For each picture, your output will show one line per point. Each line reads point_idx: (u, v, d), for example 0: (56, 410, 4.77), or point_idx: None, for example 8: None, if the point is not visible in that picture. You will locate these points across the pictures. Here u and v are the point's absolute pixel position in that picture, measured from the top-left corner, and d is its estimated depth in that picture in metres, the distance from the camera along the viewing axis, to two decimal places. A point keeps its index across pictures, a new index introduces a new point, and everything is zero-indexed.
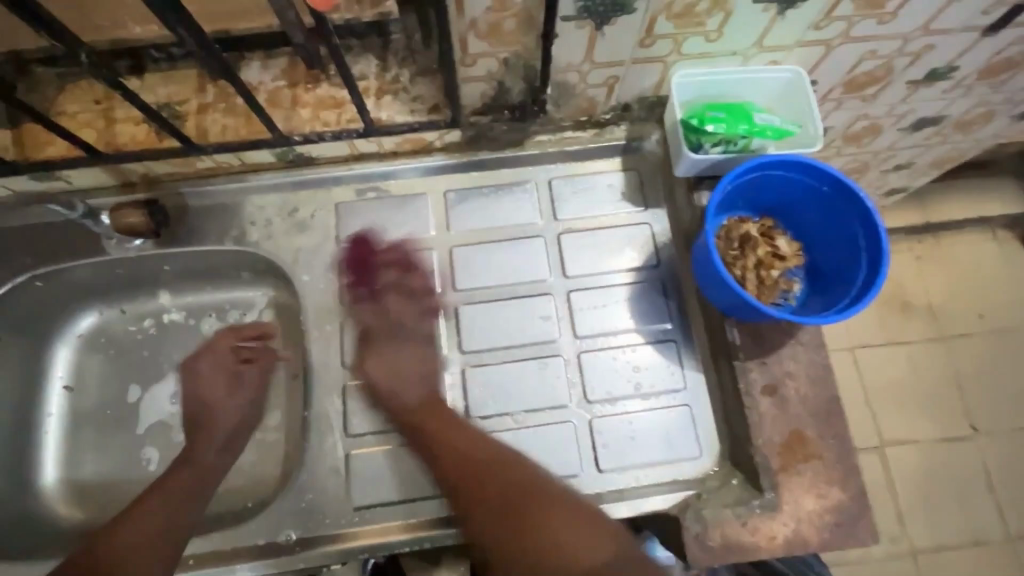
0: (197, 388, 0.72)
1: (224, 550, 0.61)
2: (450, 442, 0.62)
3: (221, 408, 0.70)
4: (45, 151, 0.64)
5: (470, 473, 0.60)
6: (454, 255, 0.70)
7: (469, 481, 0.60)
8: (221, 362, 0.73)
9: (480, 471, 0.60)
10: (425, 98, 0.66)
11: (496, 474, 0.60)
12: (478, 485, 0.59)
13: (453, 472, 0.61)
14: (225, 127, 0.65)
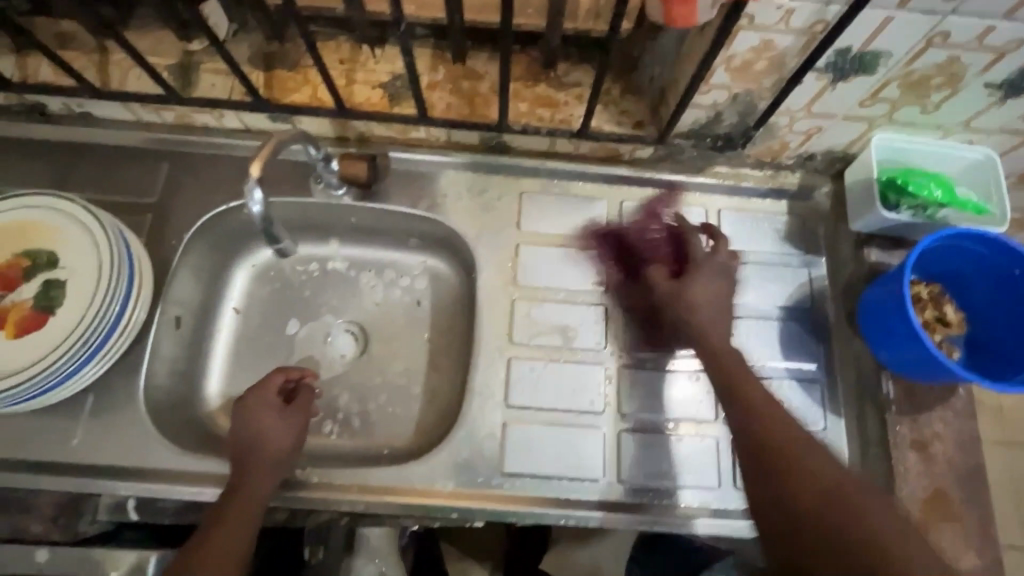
0: (248, 422, 0.62)
1: (380, 487, 0.64)
2: (731, 371, 0.58)
3: (265, 444, 0.61)
4: (291, 96, 0.71)
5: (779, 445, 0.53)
6: (623, 260, 0.75)
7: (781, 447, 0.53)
8: (270, 407, 0.64)
9: (782, 435, 0.53)
10: (632, 114, 0.72)
11: (774, 428, 0.54)
12: (776, 459, 0.52)
13: (765, 436, 0.53)
14: (449, 106, 0.72)
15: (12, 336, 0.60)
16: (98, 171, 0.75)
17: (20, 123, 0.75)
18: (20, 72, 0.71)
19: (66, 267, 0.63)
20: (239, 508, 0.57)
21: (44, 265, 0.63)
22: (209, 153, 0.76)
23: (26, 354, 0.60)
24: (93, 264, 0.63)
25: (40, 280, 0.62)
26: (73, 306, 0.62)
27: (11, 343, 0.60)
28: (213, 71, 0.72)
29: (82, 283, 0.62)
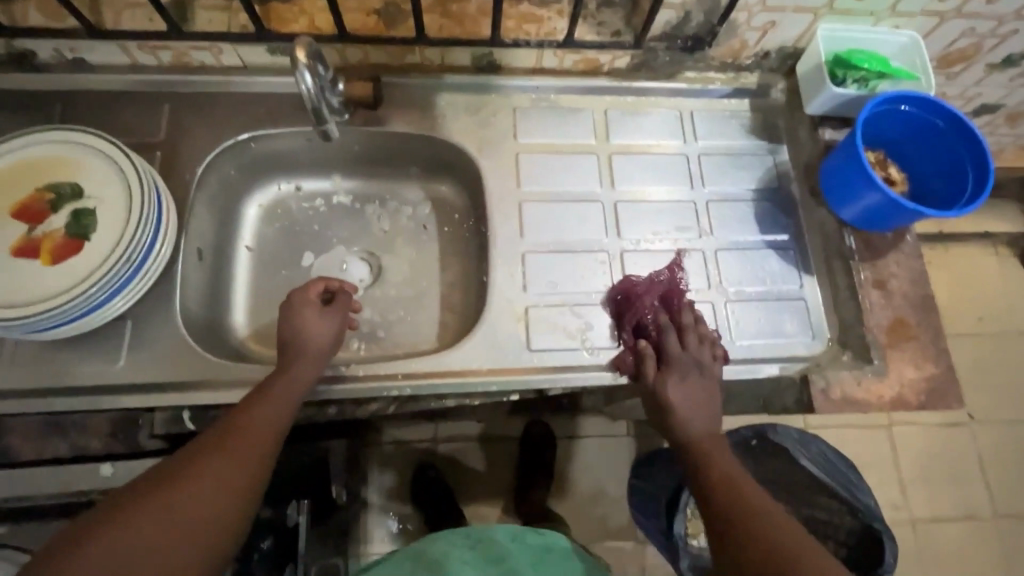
0: (291, 321, 0.67)
1: (426, 370, 0.70)
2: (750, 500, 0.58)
3: (307, 339, 0.66)
4: (290, 27, 0.74)
5: (744, 504, 0.57)
6: (613, 161, 0.82)
7: (743, 508, 0.57)
8: (308, 308, 0.68)
9: (758, 506, 0.57)
10: (610, 24, 0.78)
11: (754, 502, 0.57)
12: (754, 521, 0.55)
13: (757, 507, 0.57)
14: (442, 27, 0.76)
15: (46, 263, 0.62)
16: (96, 116, 0.76)
17: (8, 74, 0.75)
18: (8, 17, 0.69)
19: (94, 196, 0.64)
20: (280, 391, 0.62)
21: (70, 196, 0.64)
22: (209, 92, 0.78)
23: (62, 278, 0.61)
24: (123, 200, 0.64)
25: (68, 210, 0.64)
26: (106, 230, 0.63)
27: (45, 269, 0.61)
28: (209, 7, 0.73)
29: (110, 210, 0.64)
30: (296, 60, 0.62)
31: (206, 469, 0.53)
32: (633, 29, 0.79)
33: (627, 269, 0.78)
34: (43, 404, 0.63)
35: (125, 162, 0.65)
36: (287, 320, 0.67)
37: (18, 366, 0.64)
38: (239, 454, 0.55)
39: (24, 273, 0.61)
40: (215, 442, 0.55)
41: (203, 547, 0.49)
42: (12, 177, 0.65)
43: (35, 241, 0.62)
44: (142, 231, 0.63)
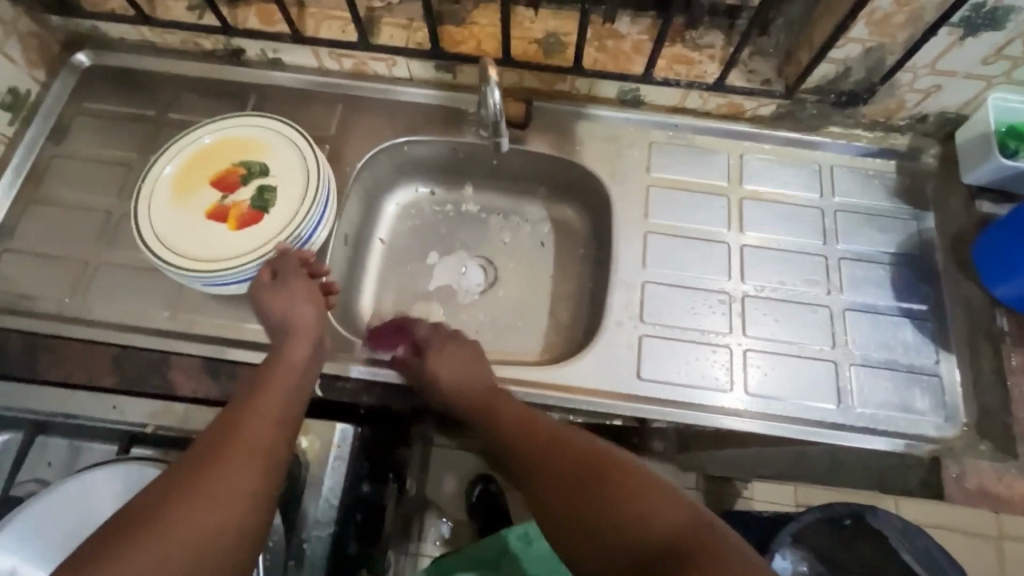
0: (272, 301, 0.67)
1: (538, 381, 0.73)
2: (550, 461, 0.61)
3: (290, 320, 0.66)
4: (460, 48, 0.82)
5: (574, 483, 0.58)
6: (743, 205, 0.82)
7: (573, 484, 0.57)
8: (273, 283, 0.67)
9: (564, 447, 0.61)
10: (760, 73, 0.80)
11: (569, 445, 0.61)
12: (583, 493, 0.56)
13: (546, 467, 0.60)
14: (596, 61, 0.81)
15: (233, 228, 0.70)
16: (281, 108, 0.87)
17: (218, 67, 0.88)
18: (231, 19, 0.83)
19: (277, 176, 0.73)
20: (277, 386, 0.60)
21: (258, 174, 0.73)
22: (376, 97, 0.87)
23: (244, 242, 0.70)
24: (302, 181, 0.73)
25: (255, 186, 0.73)
26: (283, 207, 0.72)
27: (231, 234, 0.70)
28: (393, 25, 0.82)
29: (289, 190, 0.73)
30: (489, 79, 0.69)
31: (218, 478, 0.51)
32: (785, 79, 0.79)
33: (745, 315, 0.76)
34: (206, 350, 0.71)
35: (308, 151, 0.74)
36: (270, 303, 0.67)
37: (193, 314, 0.73)
38: (250, 449, 0.54)
39: (213, 235, 0.70)
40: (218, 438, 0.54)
41: (238, 531, 0.49)
42: (213, 151, 0.74)
43: (225, 209, 0.71)
44: (313, 209, 0.71)
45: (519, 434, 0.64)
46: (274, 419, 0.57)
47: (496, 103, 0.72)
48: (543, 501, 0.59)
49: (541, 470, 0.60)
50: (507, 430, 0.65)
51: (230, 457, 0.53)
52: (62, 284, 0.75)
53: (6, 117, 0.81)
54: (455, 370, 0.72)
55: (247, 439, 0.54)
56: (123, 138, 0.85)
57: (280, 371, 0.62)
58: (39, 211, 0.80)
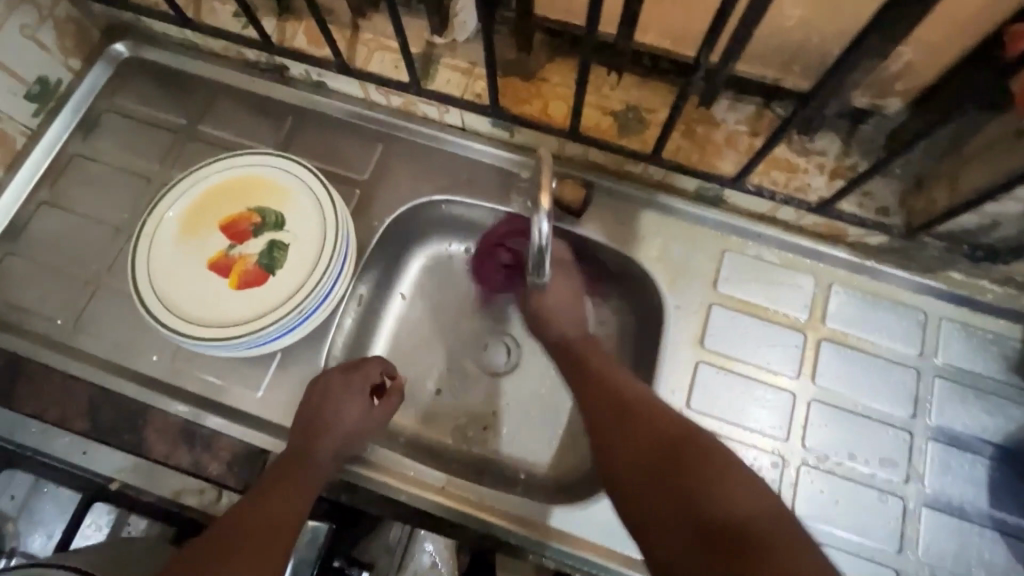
0: (342, 410, 0.63)
1: (530, 518, 0.63)
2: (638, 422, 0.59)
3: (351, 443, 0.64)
4: (522, 107, 0.71)
5: (668, 466, 0.55)
6: (820, 347, 0.69)
7: (668, 464, 0.55)
8: (346, 386, 0.65)
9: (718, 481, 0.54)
10: (876, 198, 0.66)
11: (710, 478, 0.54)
12: (685, 469, 0.55)
13: (652, 453, 0.57)
14: (678, 149, 0.68)
15: (234, 286, 0.64)
16: (316, 138, 0.78)
17: (259, 79, 0.80)
18: (278, 34, 0.75)
19: (292, 234, 0.66)
20: (284, 490, 0.59)
21: (272, 226, 0.66)
22: (421, 142, 0.77)
23: (243, 305, 0.64)
24: (315, 250, 0.65)
25: (265, 240, 0.66)
26: (290, 273, 0.65)
27: (230, 293, 0.64)
28: (453, 68, 0.72)
29: (301, 253, 0.65)
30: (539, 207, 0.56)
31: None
32: (906, 212, 0.65)
33: (799, 487, 0.64)
34: (185, 411, 0.65)
35: (328, 211, 0.65)
36: (335, 412, 0.63)
37: (181, 364, 0.67)
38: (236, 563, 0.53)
39: (213, 289, 0.64)
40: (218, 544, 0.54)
41: None
42: (230, 190, 0.68)
43: (230, 261, 0.66)
44: (321, 286, 0.63)
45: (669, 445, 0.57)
46: (282, 522, 0.57)
47: (544, 238, 0.58)
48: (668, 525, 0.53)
49: (674, 476, 0.54)
50: (640, 437, 0.58)
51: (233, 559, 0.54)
52: (56, 304, 0.70)
53: (32, 107, 0.75)
54: (559, 299, 0.69)
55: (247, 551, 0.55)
56: (148, 146, 0.78)
57: (293, 473, 0.60)
58: (50, 215, 0.75)
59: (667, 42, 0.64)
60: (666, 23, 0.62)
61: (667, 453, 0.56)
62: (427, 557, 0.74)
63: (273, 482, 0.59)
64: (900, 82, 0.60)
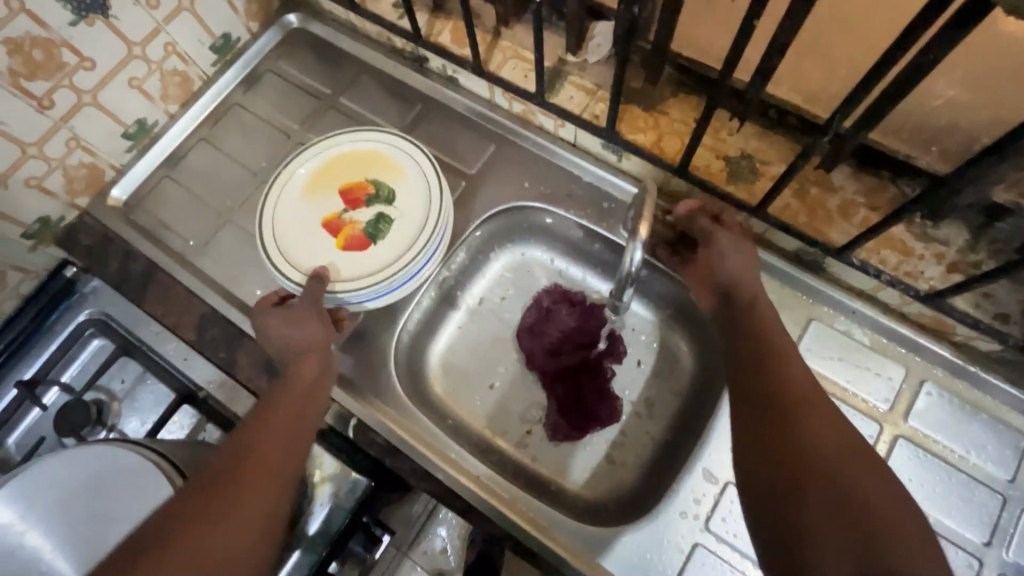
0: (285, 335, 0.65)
1: (552, 530, 0.65)
2: (761, 320, 0.61)
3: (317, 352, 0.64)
4: (636, 135, 0.72)
5: (768, 354, 0.58)
6: (895, 444, 0.64)
7: (764, 352, 0.58)
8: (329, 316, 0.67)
9: (789, 382, 0.55)
10: (997, 303, 0.61)
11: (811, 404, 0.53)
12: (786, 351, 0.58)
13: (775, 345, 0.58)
14: (786, 207, 0.67)
15: (338, 248, 0.71)
16: (437, 129, 0.84)
17: (401, 66, 0.87)
18: (427, 29, 0.81)
19: (397, 211, 0.72)
20: (289, 398, 0.60)
21: (383, 200, 0.73)
22: (531, 150, 0.81)
23: (344, 266, 0.71)
24: (415, 230, 0.71)
25: (373, 210, 0.73)
26: (389, 245, 0.71)
27: (334, 253, 0.71)
28: (579, 87, 0.75)
29: (402, 228, 0.72)
30: (636, 234, 0.55)
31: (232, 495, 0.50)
32: None
33: None
34: None
35: (435, 197, 0.71)
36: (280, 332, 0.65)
37: None
38: (255, 460, 0.53)
39: (322, 244, 0.72)
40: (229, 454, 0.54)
41: (239, 539, 0.48)
42: (355, 159, 0.75)
43: (340, 225, 0.73)
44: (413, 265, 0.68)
45: (740, 336, 0.61)
46: (293, 433, 0.57)
47: (635, 266, 0.57)
48: (785, 421, 0.52)
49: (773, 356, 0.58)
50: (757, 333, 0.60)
51: (240, 469, 0.52)
52: (192, 228, 0.81)
53: (213, 57, 0.87)
54: (739, 258, 0.65)
55: (256, 459, 0.53)
56: (294, 107, 0.88)
57: (291, 397, 0.60)
58: (204, 151, 0.86)
59: (800, 99, 0.63)
60: (802, 79, 0.61)
61: (773, 347, 0.58)
62: (438, 542, 0.83)
63: (279, 402, 0.59)
64: None
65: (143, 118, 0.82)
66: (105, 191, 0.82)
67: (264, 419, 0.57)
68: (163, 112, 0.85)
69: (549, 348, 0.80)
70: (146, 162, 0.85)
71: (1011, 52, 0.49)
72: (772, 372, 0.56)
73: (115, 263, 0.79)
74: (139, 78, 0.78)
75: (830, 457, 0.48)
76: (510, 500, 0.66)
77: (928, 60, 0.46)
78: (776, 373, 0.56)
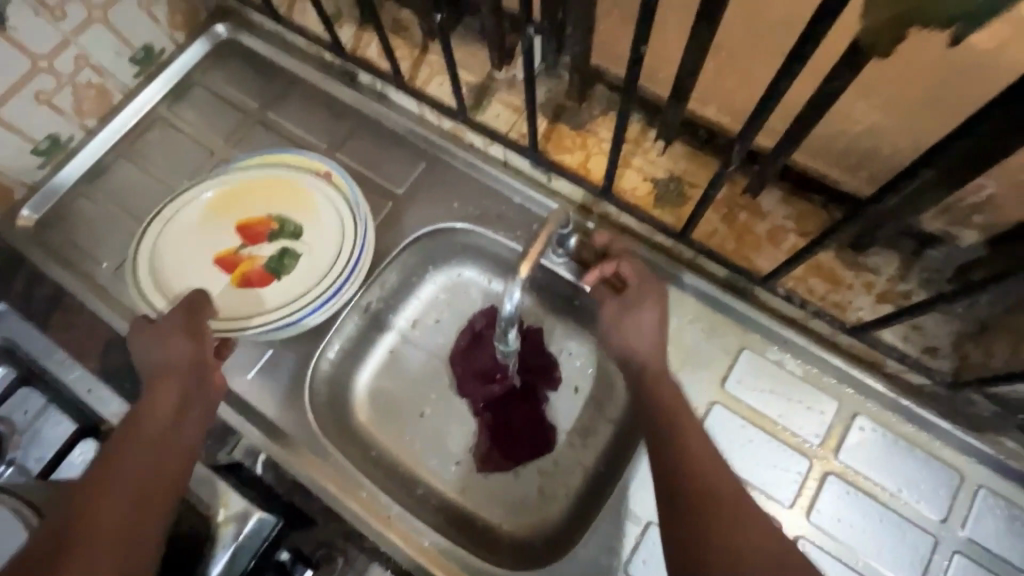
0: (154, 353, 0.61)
1: (464, 575, 0.62)
2: (670, 393, 0.58)
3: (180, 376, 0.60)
4: (563, 156, 0.69)
5: (680, 438, 0.55)
6: (826, 481, 0.62)
7: (676, 436, 0.55)
8: (195, 335, 0.63)
9: (701, 477, 0.53)
10: (926, 335, 0.59)
11: (717, 489, 0.52)
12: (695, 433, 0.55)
13: (684, 429, 0.56)
14: (714, 232, 0.64)
15: (234, 285, 0.72)
16: (366, 146, 0.81)
17: (330, 80, 0.83)
18: (354, 42, 0.78)
19: (306, 244, 0.73)
20: (144, 439, 0.56)
21: (287, 236, 0.74)
22: (462, 168, 0.78)
23: (245, 302, 0.71)
24: (314, 269, 0.72)
25: (274, 245, 0.74)
26: (288, 283, 0.72)
27: (231, 289, 0.72)
28: (506, 104, 0.72)
29: (299, 267, 0.72)
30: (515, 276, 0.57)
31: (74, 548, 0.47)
32: (958, 358, 0.57)
33: None
34: None
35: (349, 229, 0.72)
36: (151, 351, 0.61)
37: None
38: (94, 523, 0.49)
39: (219, 275, 0.73)
40: (68, 520, 0.50)
41: None
42: (265, 190, 0.75)
43: (240, 258, 0.74)
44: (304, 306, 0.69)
45: (651, 412, 0.58)
46: (146, 481, 0.53)
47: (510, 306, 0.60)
48: (702, 526, 0.49)
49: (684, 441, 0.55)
50: (666, 412, 0.57)
51: (81, 535, 0.49)
52: (106, 249, 0.77)
53: (134, 70, 0.83)
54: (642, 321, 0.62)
55: (95, 520, 0.49)
56: (220, 122, 0.85)
57: (145, 436, 0.56)
58: (124, 167, 0.83)
59: (724, 119, 0.61)
60: (724, 100, 0.59)
61: (681, 430, 0.55)
62: None
63: (132, 446, 0.55)
64: (979, 217, 0.52)
65: (55, 132, 0.78)
66: (15, 210, 0.78)
67: (110, 471, 0.53)
68: (79, 127, 0.81)
69: (476, 373, 0.76)
70: (60, 179, 0.81)
71: (926, 73, 0.45)
72: (685, 463, 0.53)
73: (21, 286, 0.75)
74: (48, 92, 0.75)
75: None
76: (420, 543, 0.63)
77: (833, 85, 0.43)
78: (690, 466, 0.53)
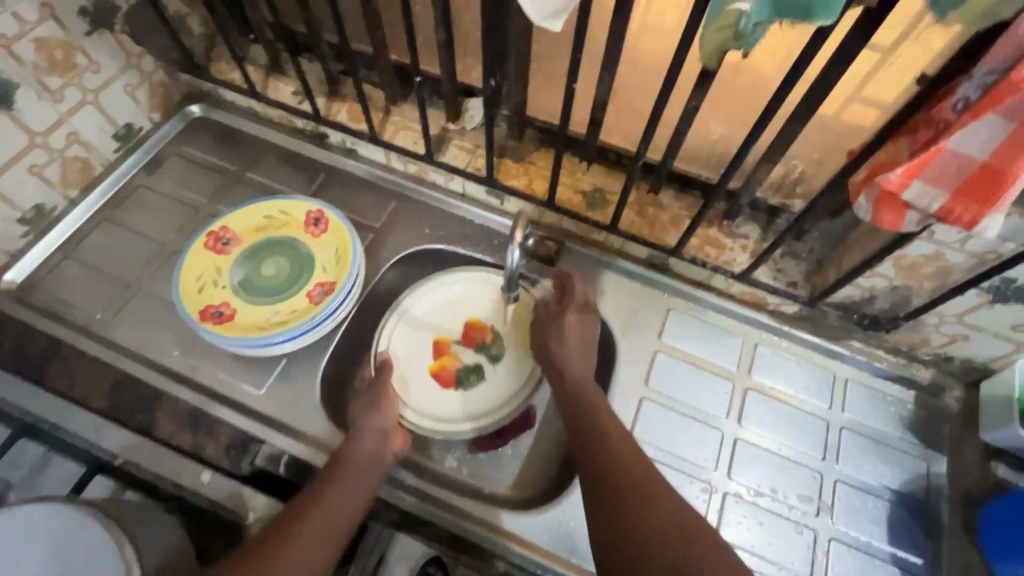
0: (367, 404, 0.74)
1: (487, 520, 0.71)
2: (587, 399, 0.69)
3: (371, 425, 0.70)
4: (511, 181, 0.89)
5: (594, 424, 0.66)
6: (746, 395, 0.81)
7: (590, 426, 0.66)
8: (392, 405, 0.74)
9: (618, 449, 0.64)
10: (788, 275, 0.82)
11: (633, 462, 0.63)
12: (607, 424, 0.66)
13: (601, 422, 0.66)
14: (633, 223, 0.86)
15: (427, 368, 0.85)
16: (342, 193, 0.95)
17: (303, 143, 0.98)
18: (324, 110, 0.94)
19: (494, 372, 0.85)
20: (351, 472, 0.67)
21: (489, 357, 0.86)
22: (427, 202, 0.94)
23: (424, 381, 0.84)
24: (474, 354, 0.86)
25: (477, 357, 0.86)
26: (474, 392, 0.84)
27: (424, 365, 0.85)
28: (460, 147, 0.91)
29: (485, 394, 0.84)
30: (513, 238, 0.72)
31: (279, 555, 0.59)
32: (811, 287, 0.81)
33: (725, 513, 0.73)
34: (196, 401, 0.74)
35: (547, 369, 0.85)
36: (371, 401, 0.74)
37: (198, 361, 0.78)
38: (309, 534, 0.61)
39: (418, 351, 0.86)
40: (286, 519, 0.62)
41: None
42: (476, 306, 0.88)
43: (445, 353, 0.86)
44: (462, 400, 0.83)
45: (572, 414, 0.69)
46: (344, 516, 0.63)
47: (515, 261, 0.75)
48: (619, 489, 0.60)
49: (598, 430, 0.66)
50: (580, 417, 0.68)
51: (296, 540, 0.60)
52: (98, 302, 0.82)
53: (115, 145, 0.92)
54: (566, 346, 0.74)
55: (308, 532, 0.61)
56: (201, 184, 0.95)
57: (350, 468, 0.67)
58: (108, 230, 0.89)
59: (626, 141, 0.84)
60: (624, 127, 0.82)
61: (596, 424, 0.66)
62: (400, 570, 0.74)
63: (336, 475, 0.66)
64: (800, 186, 0.77)
65: (42, 202, 0.84)
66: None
67: (320, 495, 0.64)
68: (62, 197, 0.87)
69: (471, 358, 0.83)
70: (44, 245, 0.85)
71: (744, 95, 0.71)
72: (601, 441, 0.64)
73: (9, 345, 0.77)
74: (40, 165, 0.82)
75: (655, 526, 0.56)
76: (444, 500, 0.72)
77: (690, 105, 0.67)
78: (609, 443, 0.64)
